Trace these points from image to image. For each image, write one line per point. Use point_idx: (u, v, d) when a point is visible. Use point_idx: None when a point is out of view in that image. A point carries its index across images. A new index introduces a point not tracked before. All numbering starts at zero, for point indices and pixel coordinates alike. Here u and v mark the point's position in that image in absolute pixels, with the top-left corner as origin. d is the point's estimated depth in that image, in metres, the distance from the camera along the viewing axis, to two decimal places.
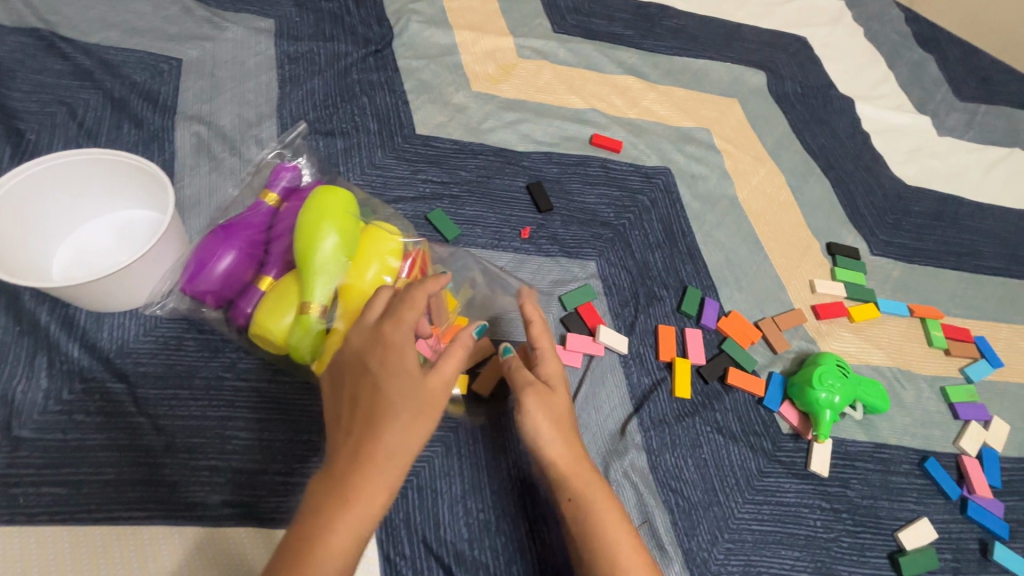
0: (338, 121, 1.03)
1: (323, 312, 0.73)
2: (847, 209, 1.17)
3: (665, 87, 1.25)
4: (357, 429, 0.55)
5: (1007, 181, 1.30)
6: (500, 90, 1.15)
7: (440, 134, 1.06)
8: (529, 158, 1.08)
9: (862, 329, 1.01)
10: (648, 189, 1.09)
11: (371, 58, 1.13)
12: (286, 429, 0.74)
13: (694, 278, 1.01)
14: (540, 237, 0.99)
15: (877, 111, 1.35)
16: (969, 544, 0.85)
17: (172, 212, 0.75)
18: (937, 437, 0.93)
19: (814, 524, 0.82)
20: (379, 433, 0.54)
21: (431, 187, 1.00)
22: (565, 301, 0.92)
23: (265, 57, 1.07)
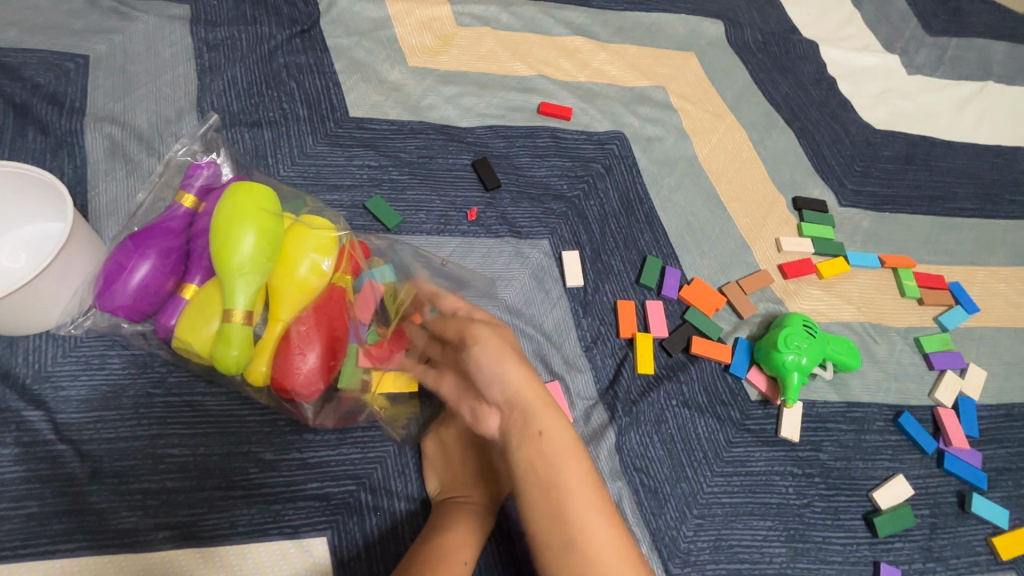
0: (265, 110, 0.96)
1: (247, 318, 0.68)
2: (814, 160, 1.12)
3: (617, 46, 1.18)
4: (468, 479, 0.72)
5: (980, 118, 1.25)
6: (439, 63, 1.08)
7: (376, 115, 1.00)
8: (474, 134, 1.02)
9: (831, 285, 0.97)
10: (601, 156, 1.03)
11: (298, 39, 1.05)
12: (222, 442, 0.71)
13: (653, 246, 0.96)
14: (488, 218, 0.94)
15: (843, 54, 1.28)
16: (946, 497, 0.82)
17: (73, 224, 0.69)
18: (911, 390, 0.90)
19: (786, 491, 0.80)
20: (488, 480, 0.72)
21: (367, 173, 0.94)
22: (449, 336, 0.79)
23: (182, 46, 0.99)
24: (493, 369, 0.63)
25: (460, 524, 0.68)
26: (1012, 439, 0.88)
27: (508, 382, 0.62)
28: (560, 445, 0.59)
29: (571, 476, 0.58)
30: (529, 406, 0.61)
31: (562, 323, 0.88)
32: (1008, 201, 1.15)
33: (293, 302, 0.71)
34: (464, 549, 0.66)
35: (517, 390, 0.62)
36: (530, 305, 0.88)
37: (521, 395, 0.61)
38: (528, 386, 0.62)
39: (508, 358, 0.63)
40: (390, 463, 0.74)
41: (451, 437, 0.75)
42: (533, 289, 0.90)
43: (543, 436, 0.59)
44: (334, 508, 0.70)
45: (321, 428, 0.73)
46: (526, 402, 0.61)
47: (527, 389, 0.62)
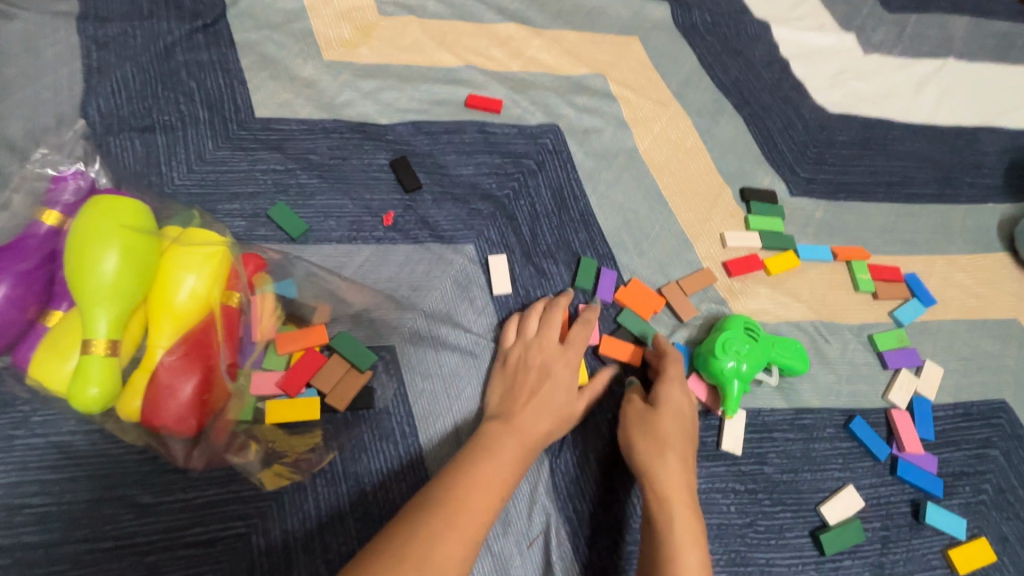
0: (159, 113, 0.88)
1: (111, 352, 0.61)
2: (764, 148, 1.05)
3: (554, 32, 1.11)
4: (528, 406, 0.69)
5: (940, 97, 1.19)
6: (358, 56, 1.00)
7: (285, 115, 0.92)
8: (394, 132, 0.94)
9: (780, 282, 0.91)
10: (534, 151, 0.96)
11: (200, 34, 0.96)
12: (92, 487, 0.64)
13: (588, 247, 0.90)
14: (406, 222, 0.86)
15: (796, 34, 1.21)
16: (899, 508, 0.77)
17: None
18: (864, 392, 0.84)
19: (727, 510, 0.74)
20: (547, 412, 0.69)
21: (272, 178, 0.86)
22: (356, 362, 0.74)
23: (66, 45, 0.90)
24: (633, 437, 0.69)
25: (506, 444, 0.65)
26: (970, 440, 0.83)
27: (661, 461, 0.66)
28: (680, 509, 0.63)
29: (679, 546, 0.60)
30: (670, 475, 0.65)
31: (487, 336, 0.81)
32: (969, 184, 1.09)
33: (166, 330, 0.63)
34: (502, 466, 0.62)
35: (656, 464, 0.66)
36: (452, 315, 0.81)
37: (661, 471, 0.65)
38: (674, 464, 0.66)
39: (663, 435, 0.68)
40: (286, 501, 0.66)
41: (527, 365, 0.74)
42: (455, 298, 0.82)
43: (672, 490, 0.64)
44: (220, 555, 0.63)
45: (193, 470, 0.65)
46: (663, 477, 0.65)
47: (671, 466, 0.66)
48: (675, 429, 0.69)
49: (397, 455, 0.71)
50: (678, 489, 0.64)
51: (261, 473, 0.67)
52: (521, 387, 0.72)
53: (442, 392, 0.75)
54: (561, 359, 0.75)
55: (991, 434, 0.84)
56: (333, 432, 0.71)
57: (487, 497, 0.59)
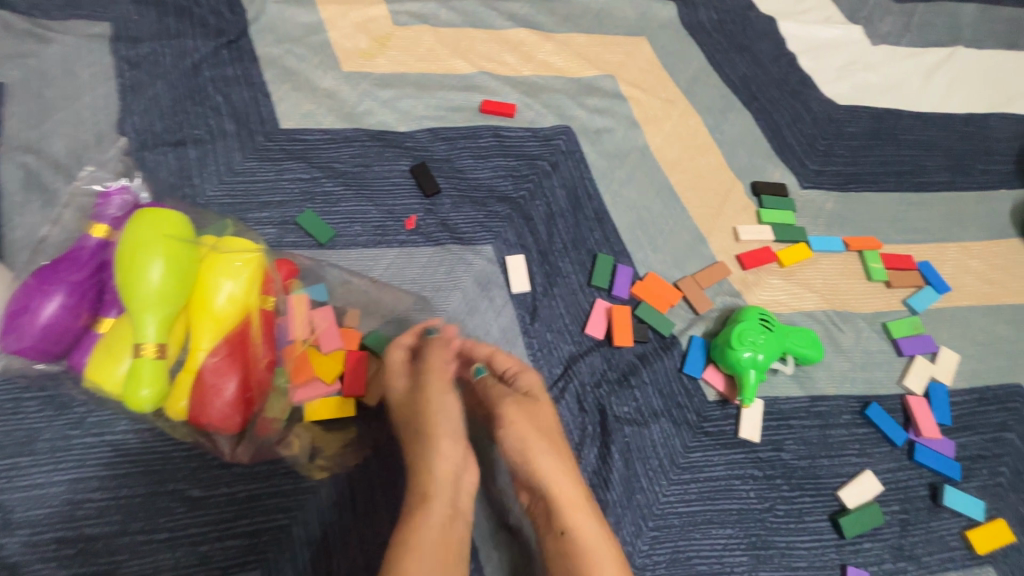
0: (190, 128, 0.92)
1: (160, 355, 0.65)
2: (773, 141, 1.07)
3: (563, 36, 1.13)
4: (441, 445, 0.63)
5: (949, 86, 1.19)
6: (374, 66, 1.04)
7: (309, 125, 0.96)
8: (413, 138, 0.97)
9: (793, 273, 0.93)
10: (547, 153, 0.99)
11: (224, 50, 1.01)
12: (146, 482, 0.68)
13: (604, 245, 0.92)
14: (427, 225, 0.89)
15: (802, 28, 1.23)
16: (918, 491, 0.78)
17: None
18: (880, 379, 0.85)
19: (747, 495, 0.76)
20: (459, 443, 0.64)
21: (299, 186, 0.90)
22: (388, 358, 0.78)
23: (101, 66, 0.95)
24: (518, 441, 0.65)
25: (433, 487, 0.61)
26: (987, 424, 0.84)
27: (547, 470, 0.64)
28: (578, 515, 0.62)
29: (593, 555, 0.61)
30: (554, 478, 0.64)
31: (507, 334, 0.84)
32: (980, 171, 1.10)
33: (208, 332, 0.67)
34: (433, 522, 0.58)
35: (548, 476, 0.64)
36: (474, 313, 0.84)
37: (548, 476, 0.64)
38: (556, 464, 0.64)
39: (531, 439, 0.65)
40: (324, 493, 0.70)
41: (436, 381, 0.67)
42: (476, 297, 0.85)
43: (563, 500, 0.63)
44: (264, 545, 0.67)
45: (237, 464, 0.70)
46: (554, 484, 0.64)
47: (555, 468, 0.64)
48: (543, 436, 0.66)
49: None
50: (568, 495, 0.63)
51: (301, 468, 0.71)
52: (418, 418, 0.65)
53: None
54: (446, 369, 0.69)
55: (1007, 417, 0.85)
56: (367, 427, 0.75)
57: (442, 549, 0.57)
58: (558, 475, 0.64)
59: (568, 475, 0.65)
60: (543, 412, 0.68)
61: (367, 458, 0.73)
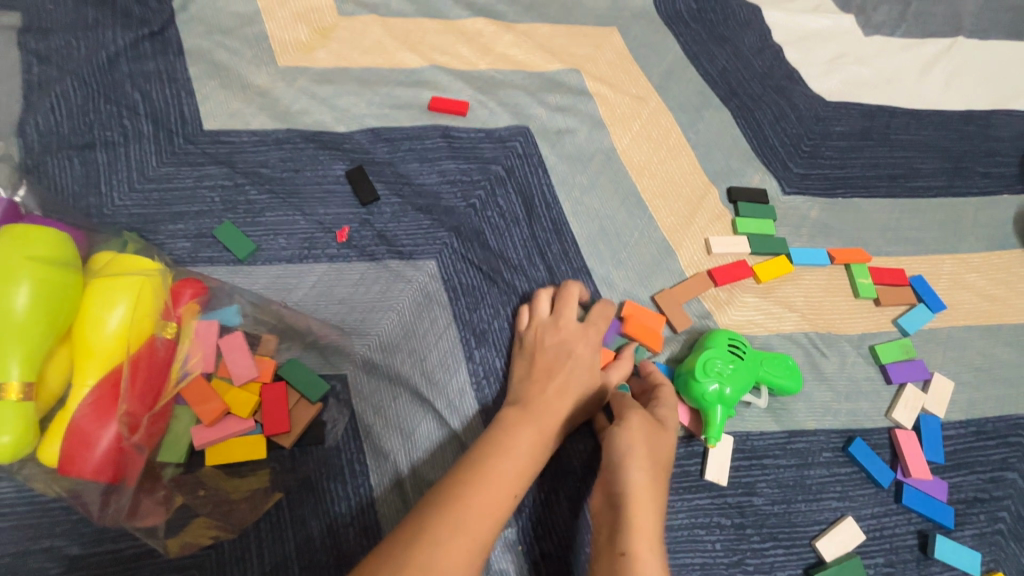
0: (101, 129, 0.83)
1: (23, 398, 0.56)
2: (754, 142, 0.98)
3: (527, 26, 1.03)
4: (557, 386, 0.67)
5: (948, 80, 1.09)
6: (314, 60, 0.94)
7: (236, 125, 0.86)
8: (352, 140, 0.88)
9: (771, 290, 0.83)
10: (502, 156, 0.90)
11: (146, 42, 0.91)
12: (15, 540, 0.59)
13: (561, 260, 0.83)
14: (362, 237, 0.80)
15: (789, 17, 1.13)
16: (905, 540, 0.69)
17: None
18: (865, 410, 0.76)
19: (712, 547, 0.67)
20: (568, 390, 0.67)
21: (220, 194, 0.80)
22: (308, 391, 0.69)
23: (6, 60, 0.86)
24: (623, 454, 0.60)
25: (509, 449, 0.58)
26: (985, 462, 0.75)
27: (644, 487, 0.57)
28: (649, 552, 0.53)
29: None
30: (638, 500, 0.56)
31: (448, 360, 0.74)
32: (981, 174, 1.00)
33: (86, 370, 0.59)
34: (518, 458, 0.58)
35: (635, 489, 0.57)
36: (412, 337, 0.75)
37: (635, 492, 0.56)
38: (650, 490, 0.57)
39: (645, 452, 0.60)
40: (226, 548, 0.62)
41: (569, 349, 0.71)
42: (414, 319, 0.76)
43: (639, 524, 0.54)
44: None
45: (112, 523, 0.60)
46: (639, 501, 0.56)
47: (650, 494, 0.57)
48: (651, 464, 0.60)
49: (346, 494, 0.66)
50: (644, 521, 0.55)
51: (201, 522, 0.62)
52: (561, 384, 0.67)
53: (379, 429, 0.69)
54: (583, 335, 0.73)
55: (1008, 454, 0.76)
56: (280, 470, 0.66)
57: (498, 495, 0.54)
58: (648, 498, 0.57)
59: (656, 506, 0.57)
60: (666, 441, 0.63)
61: (280, 509, 0.64)
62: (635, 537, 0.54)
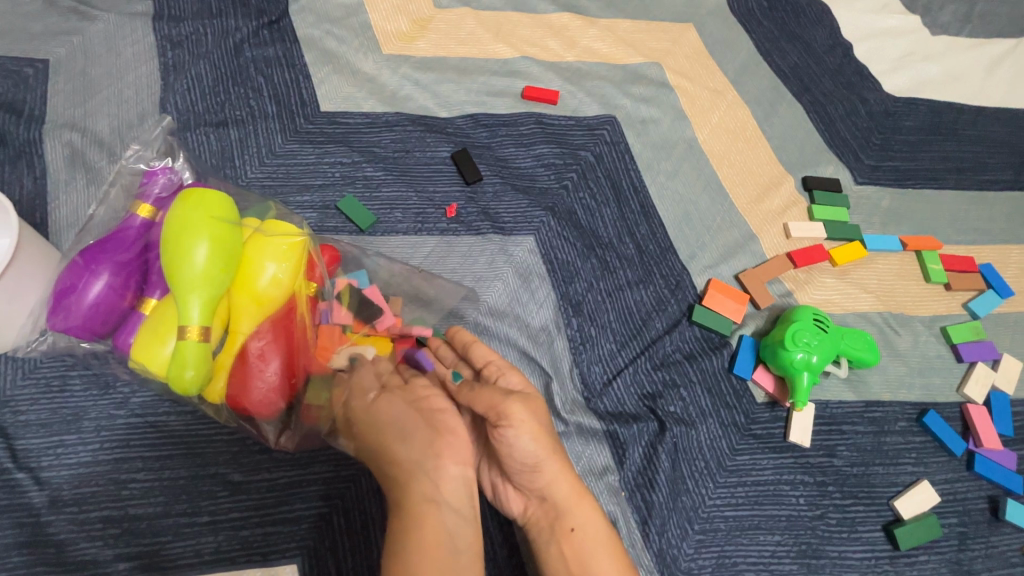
0: (231, 109, 0.91)
1: (202, 337, 0.64)
2: (826, 135, 1.03)
3: (608, 21, 1.09)
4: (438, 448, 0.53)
5: (1013, 79, 1.13)
6: (416, 49, 1.01)
7: (349, 108, 0.94)
8: (454, 124, 0.95)
9: (847, 272, 0.89)
10: (591, 143, 0.96)
11: (265, 30, 0.99)
12: (188, 465, 0.68)
13: (649, 240, 0.89)
14: (468, 213, 0.87)
15: (857, 16, 1.17)
16: (977, 504, 0.75)
17: (34, 241, 0.68)
18: (938, 385, 0.82)
19: (796, 502, 0.73)
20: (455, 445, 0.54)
21: (340, 170, 0.88)
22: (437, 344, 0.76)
23: (144, 45, 0.94)
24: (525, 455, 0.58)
25: (449, 495, 0.51)
26: None
27: (553, 469, 0.58)
28: (584, 512, 0.59)
29: (596, 550, 0.58)
30: (554, 481, 0.59)
31: (550, 328, 0.81)
32: None
33: (250, 316, 0.66)
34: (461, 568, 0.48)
35: (550, 481, 0.59)
36: (516, 305, 0.82)
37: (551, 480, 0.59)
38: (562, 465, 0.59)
39: (540, 441, 0.58)
40: (364, 483, 0.69)
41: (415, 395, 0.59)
42: (518, 288, 0.83)
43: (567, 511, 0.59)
44: (306, 532, 0.66)
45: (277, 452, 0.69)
46: (559, 488, 0.59)
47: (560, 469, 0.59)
48: (551, 446, 0.59)
49: None
50: (574, 501, 0.59)
51: (341, 461, 0.70)
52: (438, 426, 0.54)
53: None
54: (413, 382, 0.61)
55: None
56: None
57: None
58: (563, 482, 0.59)
59: (573, 482, 0.59)
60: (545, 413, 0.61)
61: None
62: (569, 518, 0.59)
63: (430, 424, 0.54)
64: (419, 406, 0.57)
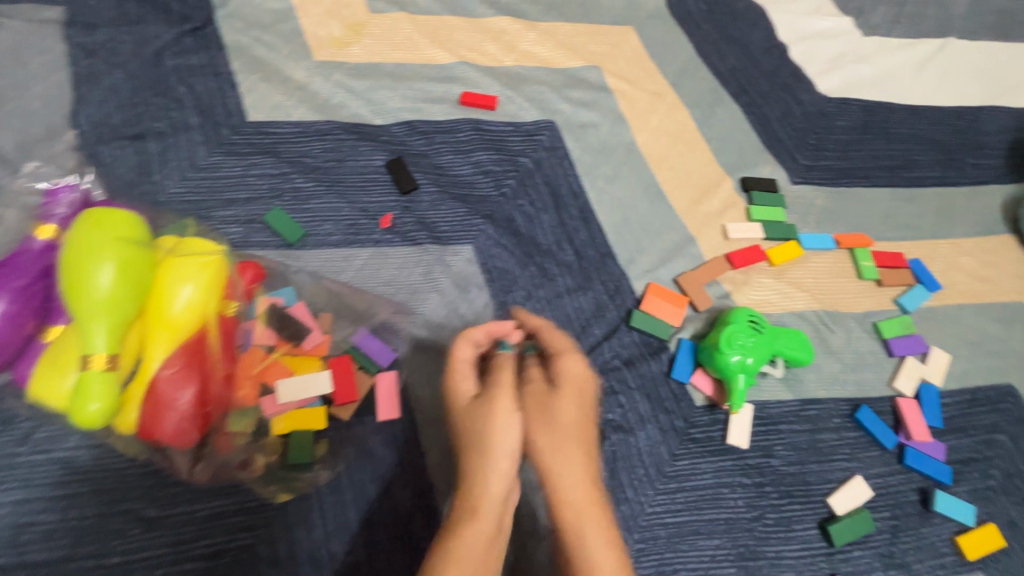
0: (151, 120, 0.87)
1: (108, 366, 0.61)
2: (763, 135, 1.04)
3: (548, 24, 1.09)
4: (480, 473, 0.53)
5: (941, 78, 1.17)
6: (349, 55, 0.98)
7: (278, 117, 0.90)
8: (388, 132, 0.93)
9: (783, 272, 0.90)
10: (529, 148, 0.95)
11: (188, 38, 0.95)
12: (97, 503, 0.64)
13: (589, 245, 0.89)
14: (403, 223, 0.85)
15: (792, 18, 1.19)
16: (908, 496, 0.76)
17: None
18: (870, 381, 0.83)
19: (735, 504, 0.73)
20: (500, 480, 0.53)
21: (267, 183, 0.85)
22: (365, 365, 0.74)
23: (55, 54, 0.89)
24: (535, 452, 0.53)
25: (462, 548, 0.49)
26: (977, 426, 0.82)
27: (564, 461, 0.52)
28: (578, 518, 0.50)
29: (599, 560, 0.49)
30: (570, 482, 0.51)
31: None
32: (972, 166, 1.08)
33: (160, 339, 0.63)
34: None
35: (565, 480, 0.51)
36: (453, 316, 0.80)
37: (564, 480, 0.51)
38: (583, 465, 0.52)
39: (576, 429, 0.54)
40: (291, 510, 0.66)
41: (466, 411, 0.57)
42: (455, 299, 0.81)
43: (564, 518, 0.51)
44: (227, 566, 0.63)
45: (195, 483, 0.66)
46: (571, 490, 0.51)
47: (575, 468, 0.52)
48: (567, 443, 0.53)
49: (399, 460, 0.71)
50: (585, 507, 0.51)
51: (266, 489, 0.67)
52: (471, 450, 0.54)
53: (428, 403, 0.74)
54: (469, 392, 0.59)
55: (998, 419, 0.83)
56: (337, 440, 0.71)
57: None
58: (580, 486, 0.51)
59: (587, 484, 0.52)
60: (571, 407, 0.55)
61: (339, 473, 0.69)
62: (571, 528, 0.50)
63: (482, 456, 0.53)
64: (473, 432, 0.54)
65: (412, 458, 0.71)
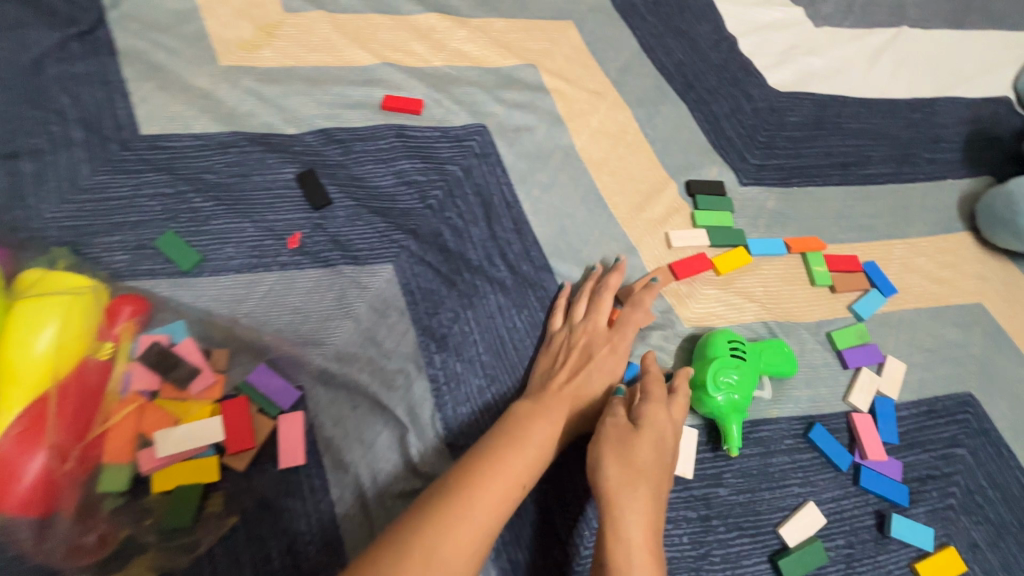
0: (26, 136, 0.77)
1: None
2: (710, 134, 0.98)
3: (481, 21, 1.01)
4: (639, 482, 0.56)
5: (895, 69, 1.12)
6: (259, 58, 0.90)
7: (176, 129, 0.82)
8: (302, 142, 0.85)
9: (731, 281, 0.84)
10: (458, 155, 0.88)
11: (75, 42, 0.86)
12: None
13: (523, 259, 0.82)
14: (314, 243, 0.77)
15: (742, 10, 1.14)
16: (864, 521, 0.71)
17: None
18: (824, 396, 0.78)
19: (680, 542, 0.67)
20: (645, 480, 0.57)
21: (161, 203, 0.76)
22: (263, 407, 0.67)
23: None
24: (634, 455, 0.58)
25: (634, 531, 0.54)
26: (936, 440, 0.77)
27: (634, 492, 0.56)
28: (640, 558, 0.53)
29: None
30: (650, 509, 0.56)
31: (408, 368, 0.72)
32: (927, 161, 1.03)
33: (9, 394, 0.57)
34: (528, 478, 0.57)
35: (627, 511, 0.55)
36: (370, 345, 0.72)
37: (630, 515, 0.54)
38: (651, 498, 0.56)
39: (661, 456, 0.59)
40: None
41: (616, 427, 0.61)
42: (372, 325, 0.74)
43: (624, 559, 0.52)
44: None
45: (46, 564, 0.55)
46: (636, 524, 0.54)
47: (643, 507, 0.55)
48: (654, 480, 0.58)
49: (305, 511, 0.64)
50: (635, 531, 0.54)
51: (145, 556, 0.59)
52: (631, 454, 0.58)
53: (339, 446, 0.67)
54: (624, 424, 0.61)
55: (957, 431, 0.78)
56: (234, 492, 0.64)
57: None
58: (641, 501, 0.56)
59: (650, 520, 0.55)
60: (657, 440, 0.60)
61: (236, 530, 0.62)
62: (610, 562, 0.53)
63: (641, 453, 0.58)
64: (624, 440, 0.59)
65: (319, 509, 0.64)
